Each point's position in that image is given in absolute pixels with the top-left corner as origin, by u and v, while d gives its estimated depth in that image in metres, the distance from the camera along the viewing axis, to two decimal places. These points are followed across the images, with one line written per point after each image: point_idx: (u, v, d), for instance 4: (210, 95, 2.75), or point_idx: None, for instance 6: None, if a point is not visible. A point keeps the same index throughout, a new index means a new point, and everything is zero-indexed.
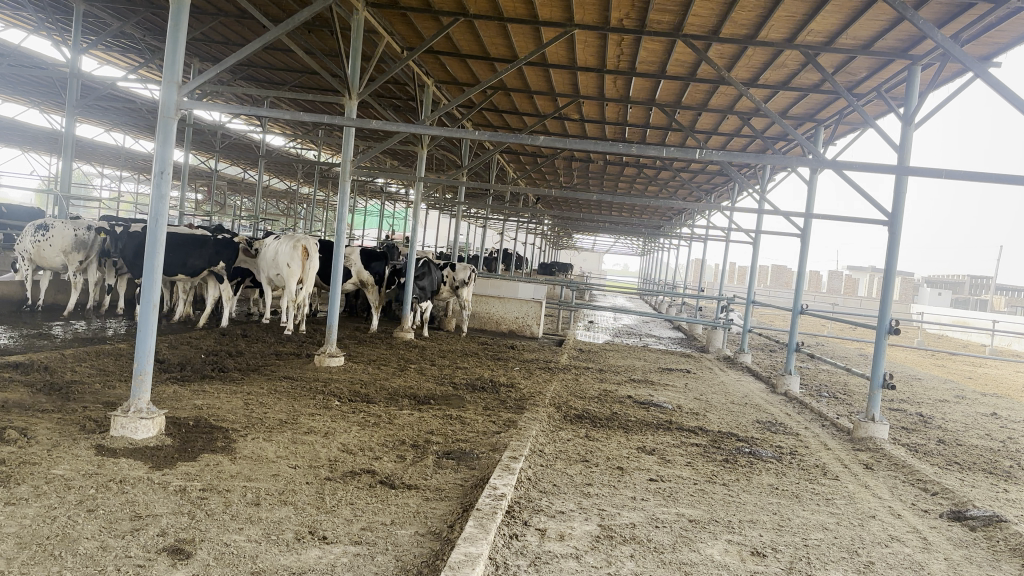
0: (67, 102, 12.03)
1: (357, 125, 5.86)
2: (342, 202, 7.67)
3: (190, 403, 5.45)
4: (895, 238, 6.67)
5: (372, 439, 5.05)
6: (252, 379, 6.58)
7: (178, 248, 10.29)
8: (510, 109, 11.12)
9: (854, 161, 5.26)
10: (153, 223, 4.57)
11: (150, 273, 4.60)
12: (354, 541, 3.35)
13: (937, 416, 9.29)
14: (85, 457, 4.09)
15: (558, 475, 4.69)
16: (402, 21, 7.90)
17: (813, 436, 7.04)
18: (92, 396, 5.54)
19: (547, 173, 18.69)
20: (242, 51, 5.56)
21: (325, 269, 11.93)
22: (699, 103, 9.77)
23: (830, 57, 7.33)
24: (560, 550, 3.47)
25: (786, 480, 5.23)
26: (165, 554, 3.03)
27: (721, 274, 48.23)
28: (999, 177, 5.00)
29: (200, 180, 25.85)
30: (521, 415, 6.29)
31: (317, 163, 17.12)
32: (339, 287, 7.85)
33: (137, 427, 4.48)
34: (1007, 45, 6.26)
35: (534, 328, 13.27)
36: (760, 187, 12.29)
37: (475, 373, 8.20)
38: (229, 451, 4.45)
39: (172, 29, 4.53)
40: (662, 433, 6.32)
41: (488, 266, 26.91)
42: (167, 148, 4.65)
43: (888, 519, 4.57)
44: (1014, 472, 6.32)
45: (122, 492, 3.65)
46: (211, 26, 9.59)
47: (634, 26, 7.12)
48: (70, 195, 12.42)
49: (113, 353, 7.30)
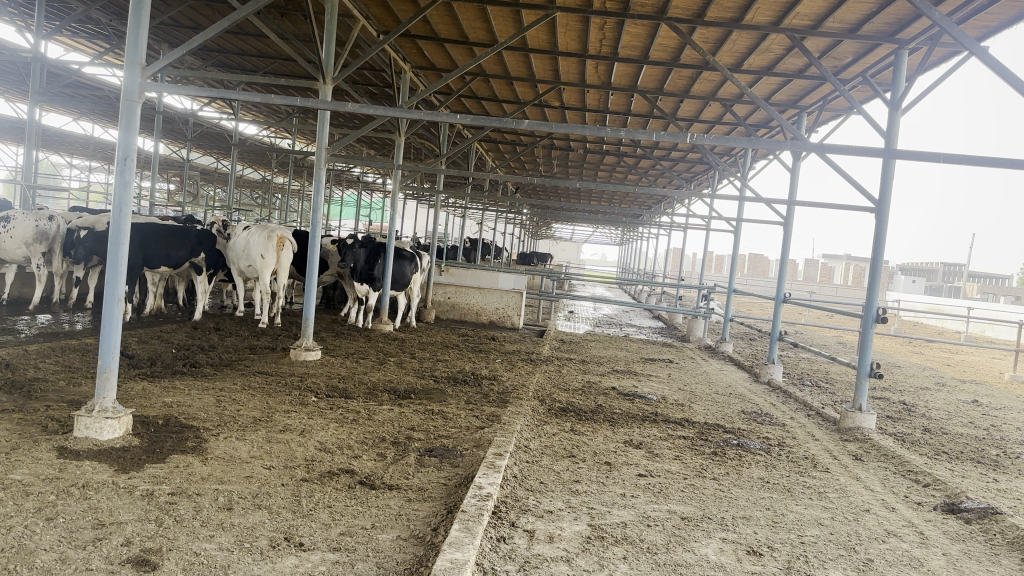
0: (30, 89, 11.59)
1: (332, 108, 5.50)
2: (316, 193, 7.36)
3: (159, 401, 5.22)
4: (883, 226, 6.55)
5: (350, 437, 4.85)
6: (225, 374, 6.36)
7: (162, 240, 10.01)
8: (489, 96, 10.90)
9: (844, 146, 5.07)
10: (117, 212, 4.33)
11: (115, 264, 4.34)
12: (334, 548, 3.16)
13: (920, 405, 9.26)
14: (47, 460, 3.86)
15: (545, 472, 4.53)
16: (378, 2, 7.67)
17: (800, 426, 6.96)
18: (56, 394, 5.29)
19: (526, 161, 18.49)
20: (209, 30, 5.25)
21: (299, 260, 11.68)
22: (682, 90, 9.64)
23: (817, 41, 7.20)
24: (550, 553, 3.31)
25: (777, 474, 5.13)
26: (129, 566, 2.82)
27: (698, 263, 48.46)
28: (994, 160, 4.87)
29: (173, 170, 25.38)
30: (505, 409, 6.13)
31: (293, 152, 16.17)
32: (316, 276, 7.54)
33: (102, 428, 4.25)
34: (998, 27, 6.15)
35: (516, 319, 13.08)
36: (741, 174, 12.20)
37: (456, 366, 8.01)
38: (200, 452, 4.24)
39: (134, 8, 4.28)
40: (648, 426, 6.17)
41: (468, 256, 26.78)
42: (131, 135, 4.40)
43: (882, 512, 4.46)
44: (1002, 461, 6.26)
45: (84, 498, 3.43)
46: (179, 9, 9.26)
47: (618, 9, 6.94)
48: (35, 185, 12.02)
49: (81, 348, 7.05)
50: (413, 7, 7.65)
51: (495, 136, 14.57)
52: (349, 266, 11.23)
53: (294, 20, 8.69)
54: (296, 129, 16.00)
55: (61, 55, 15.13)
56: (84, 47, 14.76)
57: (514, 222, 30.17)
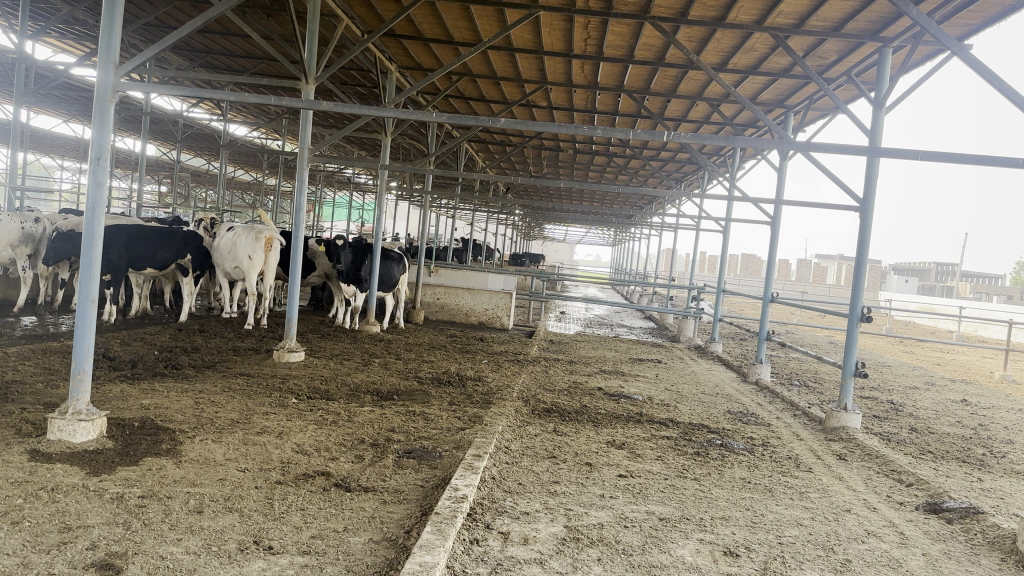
0: (15, 89, 11.50)
1: (312, 107, 5.45)
2: (299, 193, 7.31)
3: (137, 404, 5.17)
4: (867, 225, 6.53)
5: (329, 438, 4.81)
6: (206, 376, 6.31)
7: (148, 241, 9.95)
8: (477, 96, 10.87)
9: (826, 144, 5.04)
10: (91, 212, 4.29)
11: (89, 264, 4.29)
12: (303, 551, 3.12)
13: (907, 404, 9.28)
14: (17, 463, 3.81)
15: (524, 473, 4.50)
16: (361, 3, 7.64)
17: (785, 426, 6.93)
18: (32, 397, 5.24)
19: (516, 161, 18.49)
20: (185, 29, 5.21)
21: (285, 261, 11.62)
22: (669, 89, 9.63)
23: (801, 40, 7.20)
24: (524, 555, 3.27)
25: (759, 473, 5.10)
26: (93, 570, 2.78)
27: (691, 263, 48.51)
28: (976, 158, 4.85)
29: (163, 172, 25.32)
30: (488, 410, 6.10)
31: (282, 153, 16.12)
32: (299, 277, 7.49)
33: (76, 430, 4.20)
34: (980, 25, 6.14)
35: (505, 320, 13.06)
36: (730, 174, 12.18)
37: (442, 367, 7.97)
38: (174, 454, 4.20)
39: (107, 4, 4.23)
40: (632, 426, 6.14)
41: (460, 257, 26.75)
42: (105, 133, 4.35)
43: (864, 513, 4.44)
44: (987, 460, 6.26)
45: (52, 501, 3.38)
46: (164, 10, 9.21)
47: (601, 8, 6.92)
48: (20, 187, 11.94)
49: (61, 350, 6.99)
50: (397, 7, 7.63)
51: (483, 136, 14.57)
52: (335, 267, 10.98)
53: (279, 20, 8.66)
54: (285, 130, 15.98)
55: (48, 56, 15.05)
56: (71, 48, 14.68)
57: (506, 222, 30.16)
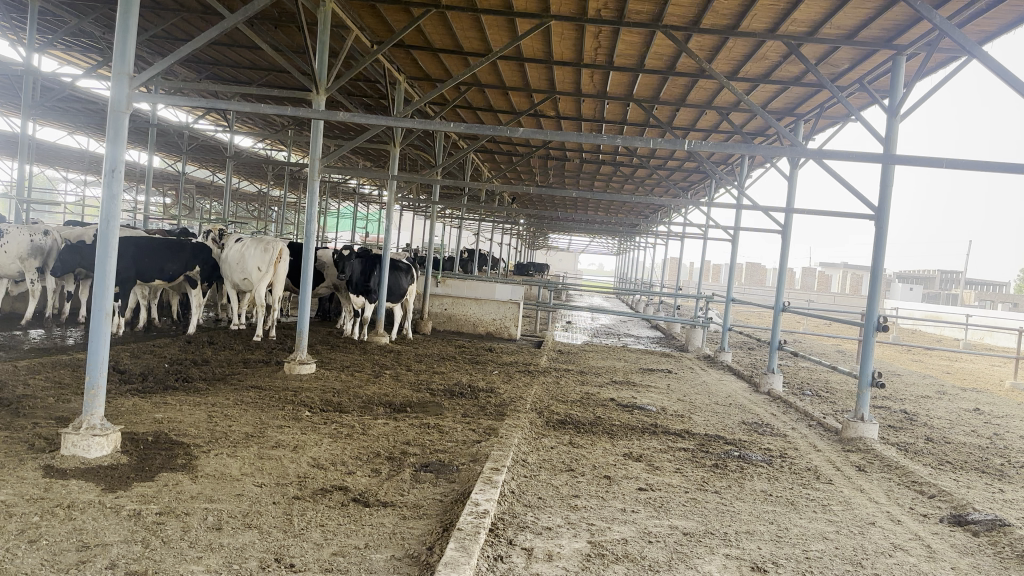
0: (22, 102, 11.48)
1: (325, 117, 5.38)
2: (310, 205, 7.25)
3: (150, 417, 5.12)
4: (882, 233, 6.48)
5: (345, 452, 4.75)
6: (218, 389, 6.26)
7: (157, 253, 9.91)
8: (485, 106, 10.85)
9: (844, 152, 4.98)
10: (104, 226, 4.25)
11: (103, 276, 4.25)
12: (325, 569, 3.06)
13: (921, 413, 9.18)
14: (32, 480, 3.75)
15: (543, 487, 4.44)
16: (372, 13, 7.62)
17: (801, 437, 6.85)
18: (44, 411, 5.19)
19: (522, 171, 18.48)
20: (199, 40, 5.16)
21: (293, 272, 11.59)
22: (679, 98, 9.60)
23: (814, 48, 7.17)
24: (548, 571, 3.22)
25: (780, 486, 5.03)
26: None
27: (696, 272, 48.40)
28: (997, 165, 4.79)
29: (168, 183, 25.33)
30: (503, 422, 6.03)
31: (289, 163, 16.10)
32: (310, 289, 7.41)
33: (90, 445, 4.15)
34: (996, 32, 6.11)
35: (513, 330, 12.98)
36: (738, 183, 12.15)
37: (453, 379, 7.90)
38: (190, 469, 4.14)
39: (121, 15, 4.20)
40: (648, 438, 6.07)
41: (465, 266, 26.71)
42: (118, 146, 4.33)
43: (888, 525, 4.37)
44: (1007, 471, 6.17)
45: (69, 519, 3.33)
46: (172, 21, 9.19)
47: (612, 17, 6.89)
48: (27, 199, 11.91)
49: (71, 363, 6.94)
50: (407, 17, 7.60)
51: (489, 146, 14.56)
52: (345, 277, 11.01)
53: (288, 31, 8.64)
54: (291, 141, 15.97)
55: (55, 69, 15.06)
56: (78, 60, 14.67)
57: (510, 232, 30.14)
